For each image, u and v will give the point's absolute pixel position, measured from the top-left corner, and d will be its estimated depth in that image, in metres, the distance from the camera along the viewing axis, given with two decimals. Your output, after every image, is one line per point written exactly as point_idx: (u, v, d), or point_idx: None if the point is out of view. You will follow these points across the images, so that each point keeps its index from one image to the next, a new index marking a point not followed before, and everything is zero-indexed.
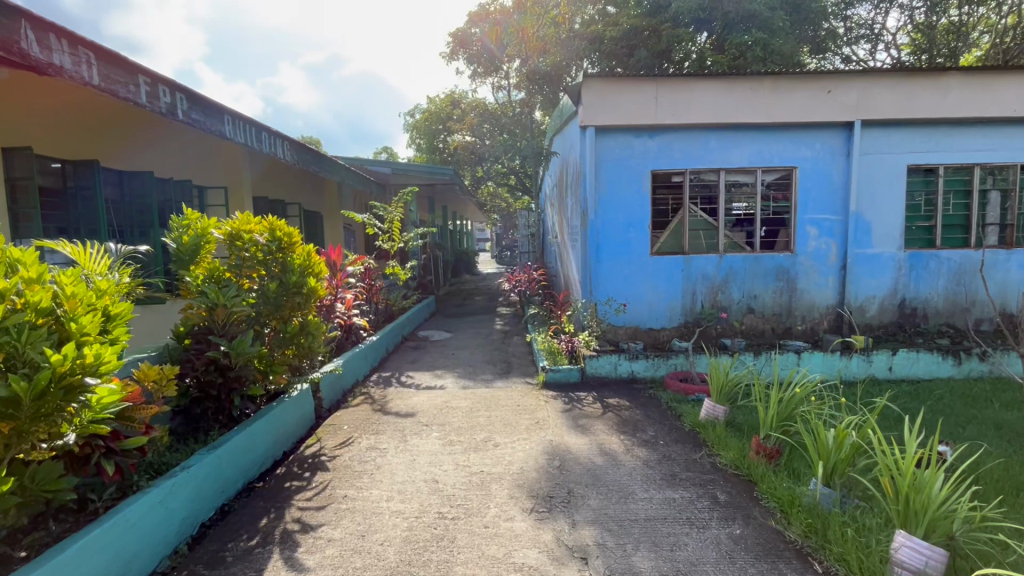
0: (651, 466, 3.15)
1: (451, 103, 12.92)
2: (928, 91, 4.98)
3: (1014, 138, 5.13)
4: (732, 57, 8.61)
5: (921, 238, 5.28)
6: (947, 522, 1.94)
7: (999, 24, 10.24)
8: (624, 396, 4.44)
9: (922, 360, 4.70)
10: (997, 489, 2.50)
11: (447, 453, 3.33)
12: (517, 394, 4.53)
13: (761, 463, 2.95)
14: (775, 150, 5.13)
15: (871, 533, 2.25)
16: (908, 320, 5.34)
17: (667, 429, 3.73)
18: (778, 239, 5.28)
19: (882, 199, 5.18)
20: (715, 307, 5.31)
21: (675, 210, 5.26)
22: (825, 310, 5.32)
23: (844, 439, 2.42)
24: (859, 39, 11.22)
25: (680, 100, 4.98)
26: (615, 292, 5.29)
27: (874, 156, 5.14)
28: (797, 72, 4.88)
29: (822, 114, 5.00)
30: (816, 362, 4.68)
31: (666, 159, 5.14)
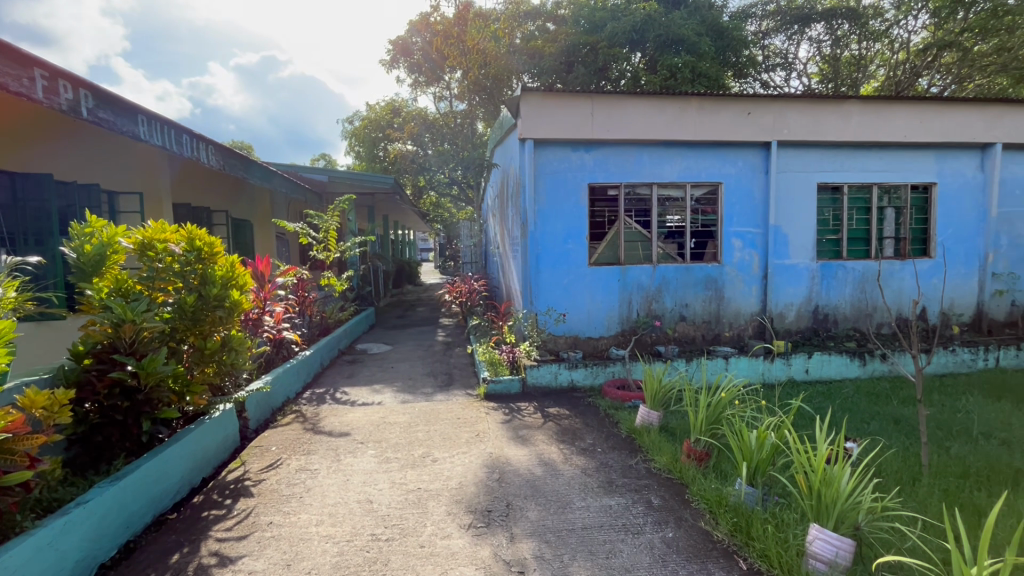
0: (589, 474, 3.20)
1: (392, 111, 12.70)
2: (834, 116, 5.46)
3: (905, 160, 5.72)
4: (664, 77, 9.06)
5: (829, 250, 5.75)
6: (854, 514, 2.09)
7: (893, 59, 11.49)
8: (563, 405, 4.50)
9: (833, 362, 5.11)
10: (897, 480, 2.73)
11: (382, 472, 3.21)
12: (457, 407, 4.47)
13: (691, 466, 3.07)
14: (702, 167, 5.43)
15: (789, 528, 2.37)
16: (821, 325, 5.78)
17: (604, 436, 3.81)
18: (706, 250, 5.58)
19: (796, 213, 5.60)
20: (650, 315, 5.51)
21: (611, 222, 5.43)
22: (749, 317, 5.66)
23: (765, 440, 2.56)
24: (775, 67, 12.19)
25: (615, 117, 5.16)
26: (554, 301, 5.36)
27: (789, 174, 5.56)
28: (720, 93, 5.21)
29: (743, 134, 5.35)
30: (741, 367, 4.96)
31: (602, 173, 5.31)
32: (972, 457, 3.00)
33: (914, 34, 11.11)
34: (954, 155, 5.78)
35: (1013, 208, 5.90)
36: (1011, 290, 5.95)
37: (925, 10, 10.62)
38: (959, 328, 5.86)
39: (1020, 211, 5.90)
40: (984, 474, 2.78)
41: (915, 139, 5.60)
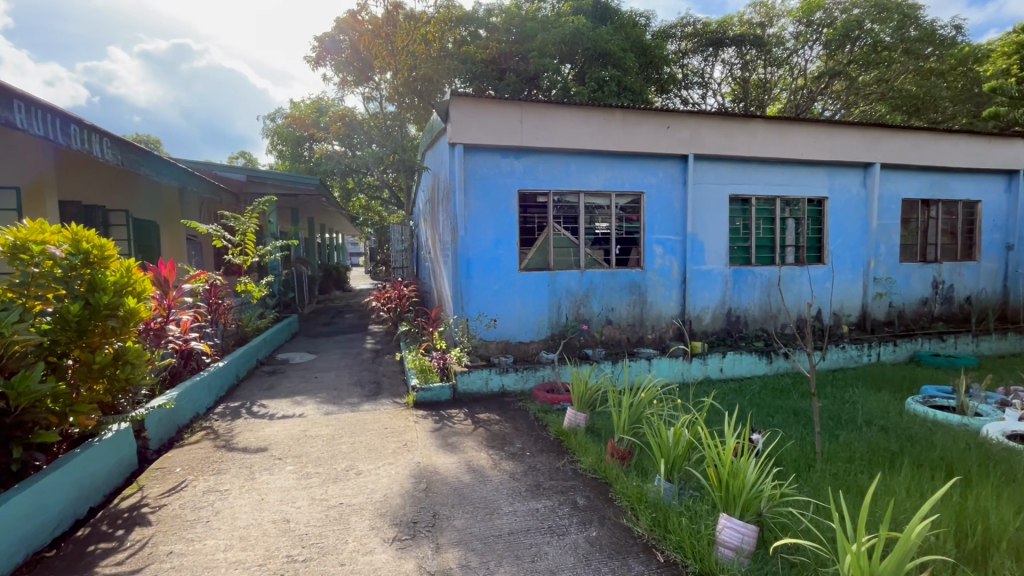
0: (517, 478, 3.22)
1: (317, 110, 12.20)
2: (742, 133, 5.91)
3: (803, 176, 6.31)
4: (592, 89, 9.45)
5: (740, 257, 6.20)
6: (757, 502, 2.26)
7: (793, 83, 12.69)
8: (494, 410, 4.51)
9: (744, 361, 5.52)
10: (795, 466, 2.98)
11: (301, 489, 3.04)
12: (384, 416, 4.34)
13: (615, 465, 3.17)
14: (626, 177, 5.68)
15: (701, 518, 2.50)
16: (733, 326, 6.21)
17: (533, 439, 3.85)
18: (630, 256, 5.83)
19: (711, 222, 6.00)
20: (578, 319, 5.66)
21: (540, 228, 5.53)
22: (669, 320, 5.97)
23: (680, 437, 2.70)
24: (693, 85, 13.03)
25: (542, 126, 5.26)
26: (485, 307, 5.36)
27: (704, 185, 5.95)
28: (641, 107, 5.47)
29: (663, 146, 5.66)
30: (663, 368, 5.23)
31: (531, 179, 5.40)
32: (856, 443, 3.35)
33: (810, 62, 12.32)
34: (842, 173, 6.45)
35: (890, 220, 6.68)
36: (889, 293, 6.72)
37: (819, 41, 11.85)
38: (849, 327, 6.53)
39: (895, 224, 6.69)
40: (867, 457, 3.10)
41: (811, 157, 6.19)
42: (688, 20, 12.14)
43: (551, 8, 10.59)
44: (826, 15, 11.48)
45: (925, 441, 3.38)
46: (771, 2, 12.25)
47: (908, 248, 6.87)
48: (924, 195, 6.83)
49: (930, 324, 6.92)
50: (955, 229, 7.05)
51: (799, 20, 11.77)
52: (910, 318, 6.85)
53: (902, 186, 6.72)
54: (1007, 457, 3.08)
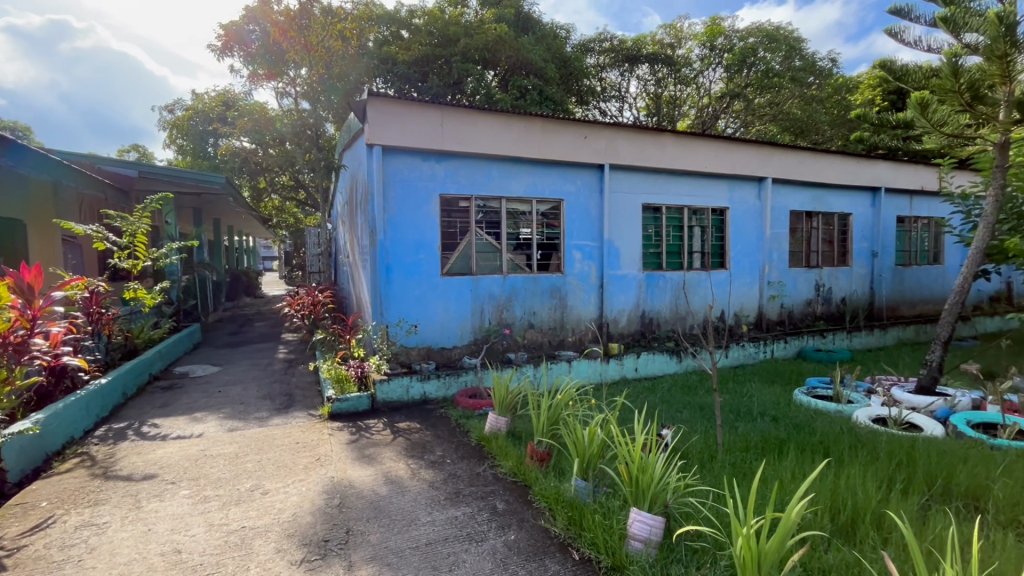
0: (436, 487, 3.16)
1: (224, 103, 11.34)
2: (653, 145, 6.27)
3: (707, 188, 6.82)
4: (514, 97, 9.61)
5: (653, 263, 6.57)
6: (663, 494, 2.38)
7: (699, 102, 13.66)
8: (414, 418, 4.41)
9: (656, 360, 5.87)
10: (699, 458, 3.19)
11: (197, 514, 2.78)
12: (296, 430, 4.09)
13: (534, 467, 3.20)
14: (546, 184, 5.82)
15: (614, 513, 2.59)
16: (648, 328, 6.55)
17: (454, 446, 3.81)
18: (552, 261, 5.97)
19: (626, 229, 6.30)
20: (501, 323, 5.70)
21: (462, 233, 5.51)
22: (589, 323, 6.17)
23: (595, 436, 2.79)
24: (610, 98, 13.68)
25: (463, 130, 5.26)
26: (406, 313, 5.23)
27: (619, 194, 6.24)
28: (560, 116, 5.64)
29: (581, 156, 5.87)
30: (582, 370, 5.42)
31: (453, 184, 5.37)
32: (752, 433, 3.65)
33: (713, 83, 13.36)
34: (741, 185, 7.05)
35: (781, 230, 7.40)
36: (780, 295, 7.43)
37: (721, 64, 12.93)
38: (747, 326, 7.13)
39: (784, 233, 7.42)
40: (760, 445, 3.39)
41: (714, 170, 6.70)
42: (605, 36, 12.74)
43: (474, 13, 10.62)
44: (727, 41, 12.61)
45: (808, 428, 3.76)
46: (679, 25, 13.17)
47: (795, 254, 7.64)
48: (808, 208, 7.64)
49: (814, 323, 7.75)
50: (833, 238, 7.95)
51: (704, 43, 12.79)
52: (798, 318, 7.62)
53: (790, 199, 7.47)
54: (872, 438, 3.50)
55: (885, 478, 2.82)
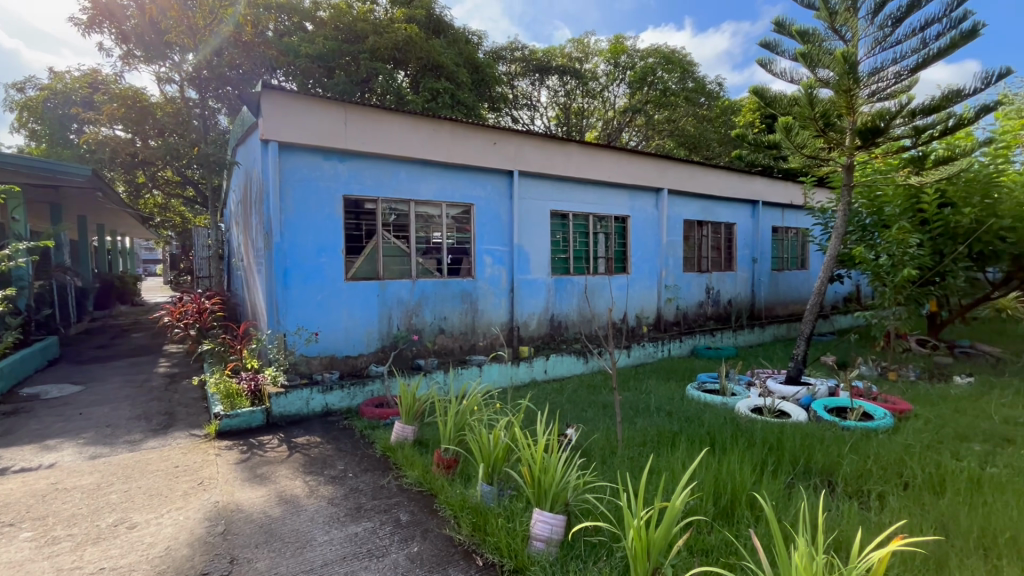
0: (336, 503, 3.00)
1: (91, 85, 9.98)
2: (560, 154, 6.49)
3: (610, 196, 7.20)
4: (426, 99, 9.48)
5: (561, 268, 6.79)
6: (564, 494, 2.44)
7: (605, 115, 14.35)
8: (314, 432, 4.16)
9: (564, 362, 6.08)
10: (600, 455, 3.33)
11: (42, 559, 2.39)
12: (175, 453, 3.69)
13: (440, 475, 3.15)
14: (455, 188, 5.80)
15: (517, 516, 2.62)
16: (556, 330, 6.74)
17: (357, 459, 3.65)
18: (462, 266, 5.94)
19: (535, 235, 6.45)
20: (409, 329, 5.57)
21: (368, 236, 5.31)
22: (499, 327, 6.22)
23: (499, 439, 2.80)
24: (522, 106, 14.00)
25: (367, 130, 5.09)
26: (306, 320, 4.93)
27: (528, 200, 6.38)
28: (469, 121, 5.66)
29: (490, 161, 5.92)
30: (493, 374, 5.47)
31: (357, 185, 5.16)
32: (648, 428, 3.89)
33: (617, 98, 14.14)
34: (640, 195, 7.52)
35: (676, 237, 7.99)
36: (676, 298, 8.02)
37: (624, 81, 13.76)
38: (647, 327, 7.61)
39: (679, 240, 8.03)
40: (655, 439, 3.61)
41: (616, 180, 7.09)
42: (517, 45, 13.06)
43: (384, 11, 10.33)
44: (629, 60, 13.54)
45: (698, 421, 4.07)
46: (585, 40, 13.84)
47: (689, 260, 8.29)
48: (698, 217, 8.32)
49: (705, 323, 8.45)
50: (720, 245, 8.74)
51: (609, 60, 13.63)
52: (691, 318, 8.27)
53: (684, 209, 8.10)
54: (749, 427, 3.88)
55: (759, 462, 3.13)
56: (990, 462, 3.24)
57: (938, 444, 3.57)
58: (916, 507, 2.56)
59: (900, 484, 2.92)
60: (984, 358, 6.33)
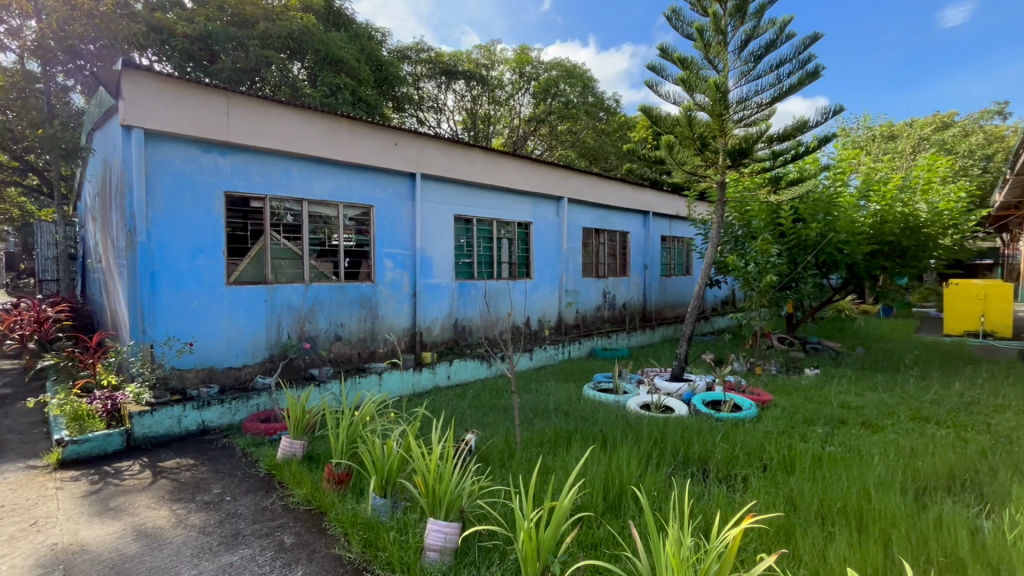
0: (208, 532, 2.71)
1: None
2: (464, 159, 6.50)
3: (514, 203, 7.35)
4: (324, 94, 9.02)
5: (464, 272, 6.78)
6: (459, 501, 2.43)
7: (511, 122, 14.61)
8: (186, 454, 3.74)
9: (468, 367, 6.09)
10: (498, 459, 3.35)
11: None
12: (2, 490, 3.10)
13: (331, 491, 2.98)
14: (353, 189, 5.56)
15: (411, 527, 2.55)
16: (460, 335, 6.72)
17: (237, 480, 3.34)
18: (360, 270, 5.70)
19: (438, 239, 6.38)
20: (302, 337, 5.22)
21: (255, 236, 4.90)
22: (401, 332, 6.06)
23: (393, 449, 2.71)
24: (428, 108, 13.86)
25: (254, 122, 4.71)
26: (179, 329, 4.42)
27: (431, 204, 6.29)
28: (368, 120, 5.46)
29: (391, 162, 5.77)
30: (394, 381, 5.32)
31: (241, 181, 4.75)
32: (546, 428, 4.01)
33: (523, 107, 14.47)
34: (542, 203, 7.77)
35: (575, 244, 8.35)
36: (575, 301, 8.37)
37: (529, 91, 14.14)
38: (549, 330, 7.87)
39: (578, 246, 8.40)
40: (552, 439, 3.73)
41: (519, 186, 7.25)
42: (423, 46, 12.87)
43: None
44: (534, 71, 13.97)
45: (592, 419, 4.27)
46: (492, 48, 14.06)
47: (587, 266, 8.70)
48: (596, 225, 8.78)
49: (602, 325, 8.91)
50: (615, 253, 9.28)
51: (514, 69, 13.96)
52: (590, 321, 8.68)
53: (582, 217, 8.50)
54: (637, 422, 4.15)
55: (644, 455, 3.36)
56: (829, 441, 3.78)
57: (790, 429, 4.09)
58: (770, 486, 2.91)
59: (760, 467, 3.29)
60: (828, 353, 7.38)
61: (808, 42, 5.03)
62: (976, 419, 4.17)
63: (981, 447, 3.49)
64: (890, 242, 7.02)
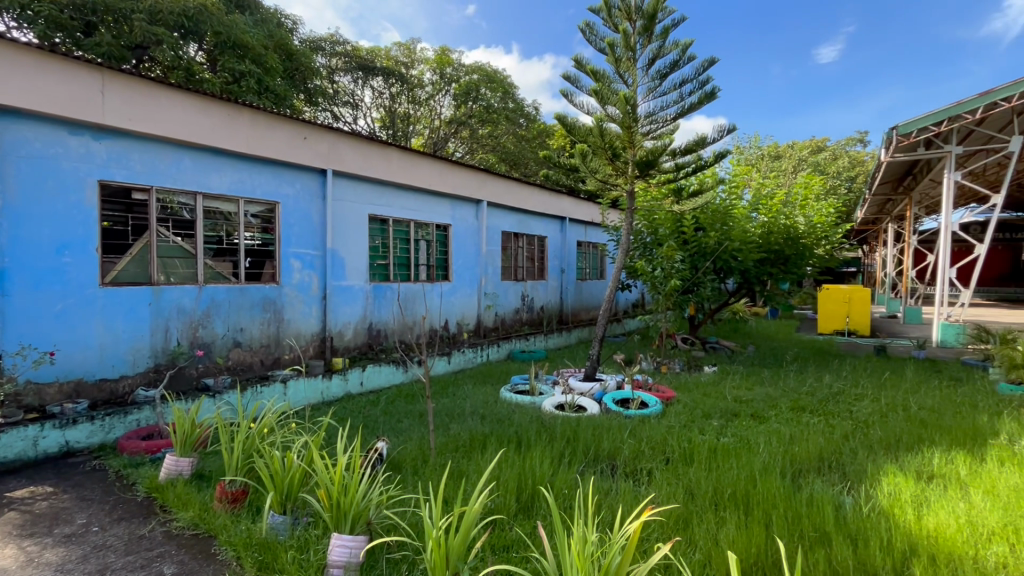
0: (68, 570, 2.35)
1: None
2: (380, 157, 6.29)
3: (432, 204, 7.24)
4: (225, 80, 8.40)
5: (380, 274, 6.56)
6: (365, 513, 2.32)
7: (431, 123, 14.42)
8: (44, 480, 3.24)
9: (382, 372, 5.90)
10: (410, 466, 3.25)
11: None
12: None
13: (222, 512, 2.72)
14: (256, 183, 5.17)
15: (312, 545, 2.39)
16: (374, 339, 6.48)
17: (108, 507, 2.94)
18: (264, 271, 5.31)
19: (352, 240, 6.11)
20: (194, 344, 4.74)
21: (137, 232, 4.39)
22: (309, 337, 5.72)
23: (294, 462, 2.52)
24: (343, 103, 13.35)
25: (136, 104, 4.22)
26: (37, 336, 3.83)
27: (343, 202, 6.02)
28: (273, 111, 5.11)
29: (299, 157, 5.44)
30: (301, 389, 5.02)
31: (121, 170, 4.23)
32: (461, 432, 3.96)
33: (443, 108, 14.34)
34: (460, 206, 7.72)
35: (494, 247, 8.40)
36: (494, 304, 8.40)
37: (449, 92, 14.04)
38: (467, 333, 7.84)
39: (497, 250, 8.45)
40: (467, 443, 3.69)
41: (438, 188, 7.15)
42: (338, 38, 12.29)
43: None
44: (454, 73, 13.90)
45: (508, 421, 4.30)
46: (412, 46, 13.80)
47: (506, 269, 8.78)
48: (515, 229, 8.88)
49: (520, 328, 9.03)
50: (534, 257, 9.46)
51: (435, 69, 13.78)
52: (509, 324, 8.76)
53: (502, 221, 8.56)
54: (551, 422, 4.24)
55: (556, 455, 3.43)
56: (723, 433, 4.10)
57: (690, 423, 4.39)
58: (672, 478, 3.09)
59: (663, 460, 3.48)
60: (724, 351, 8.05)
61: (706, 65, 5.46)
62: (841, 407, 4.75)
63: (845, 431, 3.97)
64: (775, 251, 7.77)
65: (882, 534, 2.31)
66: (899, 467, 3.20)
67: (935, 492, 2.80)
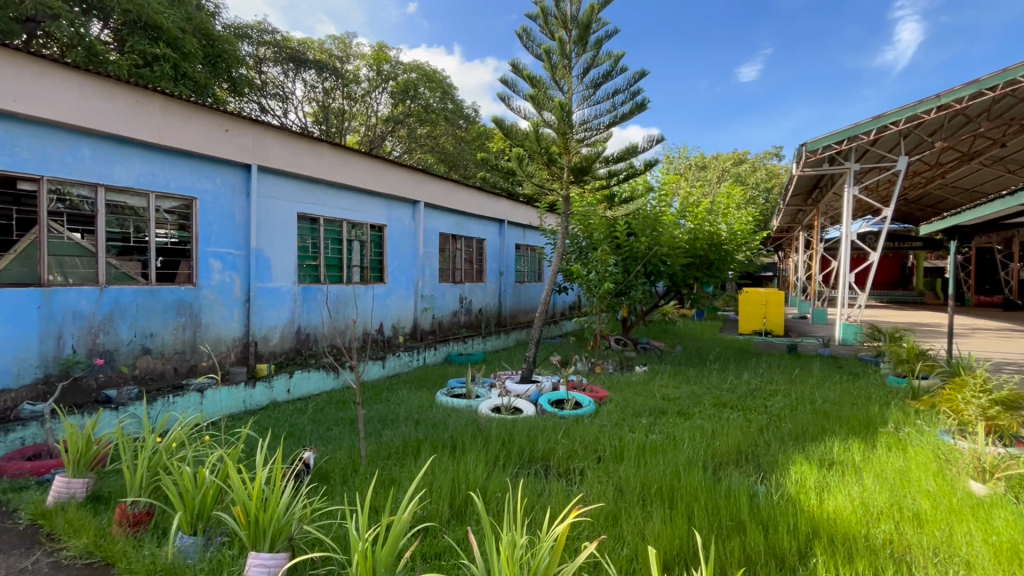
0: None
1: None
2: (310, 153, 6.02)
3: (366, 204, 7.01)
4: (134, 63, 7.71)
5: (309, 276, 6.26)
6: (287, 529, 2.19)
7: (367, 120, 14.01)
8: None
9: (311, 378, 5.65)
10: (338, 476, 3.12)
11: None
12: None
13: (122, 537, 2.46)
14: (170, 177, 4.78)
15: (227, 566, 2.23)
16: (303, 344, 6.17)
17: None
18: (178, 271, 4.91)
19: (279, 239, 5.79)
20: (93, 352, 4.28)
21: (23, 227, 3.92)
22: (230, 342, 5.35)
23: (207, 478, 2.34)
24: (272, 95, 12.68)
25: (23, 84, 3.76)
26: None
27: (270, 199, 5.69)
28: (190, 100, 4.75)
29: (220, 151, 5.09)
30: (220, 399, 4.69)
31: (3, 156, 3.75)
32: (394, 439, 3.86)
33: (380, 106, 13.99)
34: (396, 206, 7.54)
35: (431, 249, 8.28)
36: (431, 307, 8.28)
37: (386, 90, 13.71)
38: (403, 336, 7.67)
39: (435, 251, 8.34)
40: (400, 449, 3.60)
41: (372, 187, 6.94)
42: (266, 27, 11.63)
43: None
44: (392, 70, 13.60)
45: (443, 426, 4.24)
46: (347, 40, 13.35)
47: (443, 271, 8.68)
48: (453, 231, 8.80)
49: (458, 330, 8.96)
50: (472, 259, 9.43)
51: (371, 65, 13.41)
52: (446, 327, 8.66)
53: (439, 222, 8.45)
54: (487, 425, 4.23)
55: (491, 458, 3.42)
56: (651, 431, 4.27)
57: (621, 421, 4.54)
58: (602, 476, 3.17)
59: (594, 458, 3.57)
60: (654, 351, 8.41)
61: (636, 77, 5.69)
62: (757, 402, 5.09)
63: (760, 425, 4.26)
64: (700, 256, 8.23)
65: (788, 519, 2.50)
66: (805, 456, 3.48)
67: (834, 478, 3.07)
